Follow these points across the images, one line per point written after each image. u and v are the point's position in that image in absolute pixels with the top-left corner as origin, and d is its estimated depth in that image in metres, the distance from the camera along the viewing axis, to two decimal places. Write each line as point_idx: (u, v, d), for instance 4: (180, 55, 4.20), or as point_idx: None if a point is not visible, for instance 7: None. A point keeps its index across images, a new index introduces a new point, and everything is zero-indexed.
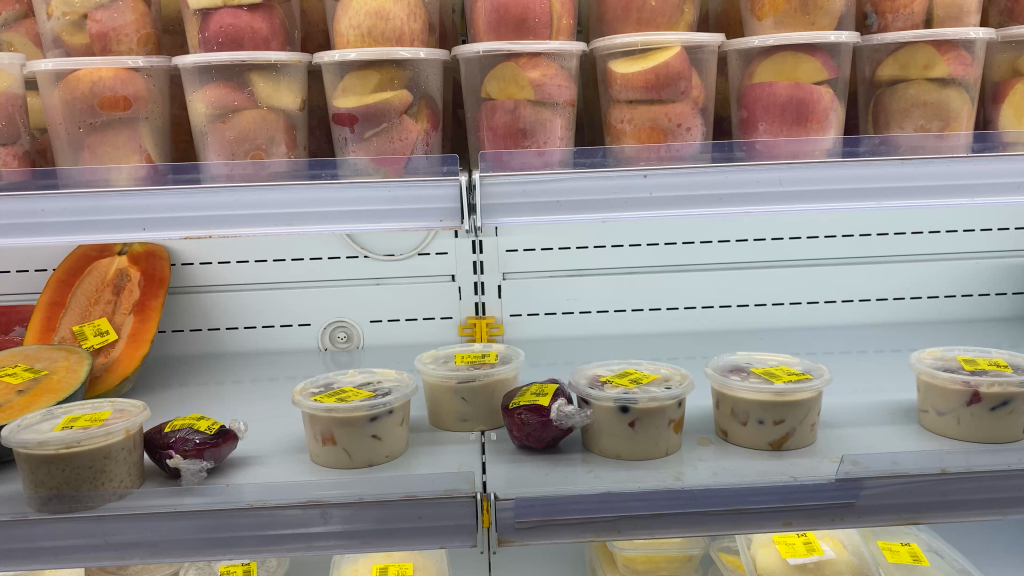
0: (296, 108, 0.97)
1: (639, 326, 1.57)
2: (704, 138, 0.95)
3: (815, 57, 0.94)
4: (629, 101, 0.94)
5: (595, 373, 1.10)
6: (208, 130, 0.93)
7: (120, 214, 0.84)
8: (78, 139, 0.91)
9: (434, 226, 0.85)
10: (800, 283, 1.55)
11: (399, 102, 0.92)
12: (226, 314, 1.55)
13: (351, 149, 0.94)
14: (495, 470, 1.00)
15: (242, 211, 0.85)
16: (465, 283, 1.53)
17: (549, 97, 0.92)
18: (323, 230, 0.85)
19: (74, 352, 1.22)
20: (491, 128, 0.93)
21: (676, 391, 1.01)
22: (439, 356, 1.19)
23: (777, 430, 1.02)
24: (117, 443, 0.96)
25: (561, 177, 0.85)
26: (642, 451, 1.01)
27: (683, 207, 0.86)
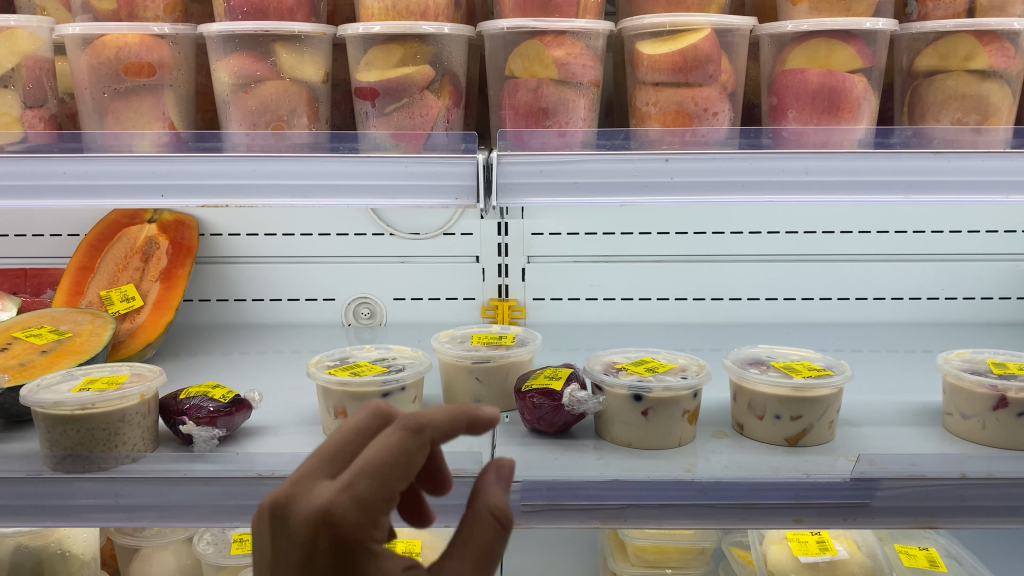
0: (319, 80, 0.96)
1: (663, 315, 1.55)
2: (732, 124, 0.93)
3: (850, 45, 0.91)
4: (655, 84, 0.91)
5: (611, 359, 1.08)
6: (230, 99, 0.93)
7: (138, 178, 0.84)
8: (102, 104, 0.91)
9: (449, 204, 0.84)
10: (832, 279, 1.51)
11: (421, 77, 0.91)
12: (251, 285, 1.56)
13: (372, 123, 0.93)
14: (505, 451, 0.99)
15: (261, 180, 0.85)
16: (489, 265, 1.52)
17: (572, 76, 0.90)
18: (338, 203, 0.85)
19: (98, 316, 1.23)
20: (513, 107, 0.92)
21: (691, 381, 0.99)
22: (456, 336, 1.19)
23: (794, 425, 1.00)
24: (132, 407, 0.97)
25: (581, 158, 0.84)
26: (653, 441, 0.99)
27: (704, 192, 0.84)
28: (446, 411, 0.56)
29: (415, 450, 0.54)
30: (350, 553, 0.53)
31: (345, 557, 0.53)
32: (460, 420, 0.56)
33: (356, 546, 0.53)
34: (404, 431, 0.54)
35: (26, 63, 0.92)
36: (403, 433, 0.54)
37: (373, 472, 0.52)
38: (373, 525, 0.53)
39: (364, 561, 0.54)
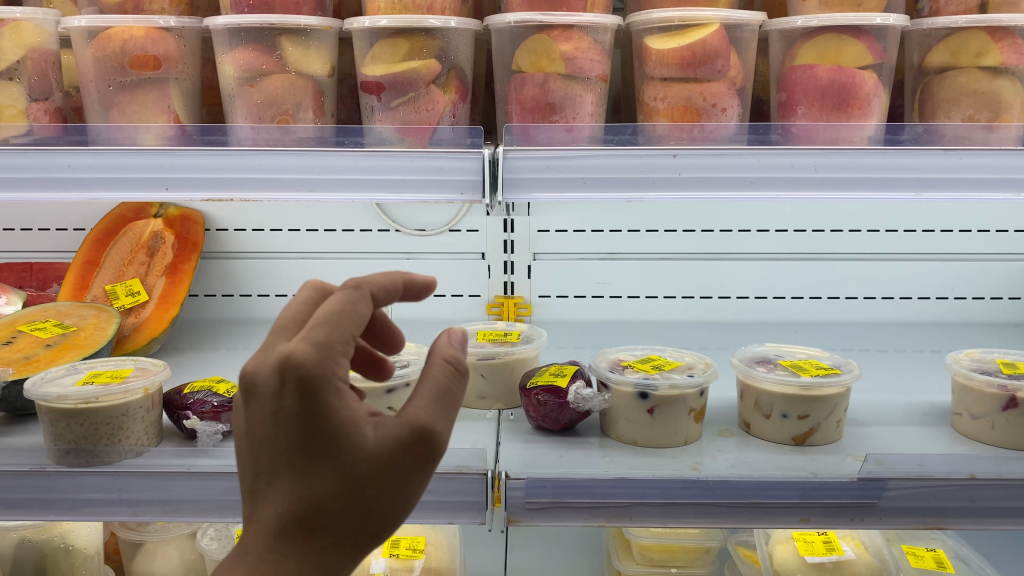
0: (325, 74, 0.95)
1: (670, 313, 1.54)
2: (741, 120, 0.92)
3: (860, 41, 0.91)
4: (663, 79, 0.91)
5: (617, 357, 1.07)
6: (236, 93, 0.92)
7: (142, 172, 0.84)
8: (108, 97, 0.91)
9: (455, 199, 0.84)
10: (840, 279, 1.50)
11: (427, 71, 0.90)
12: (257, 281, 1.56)
13: (377, 118, 0.92)
14: (510, 448, 0.98)
15: (266, 175, 0.84)
16: (494, 262, 1.51)
17: (580, 71, 0.89)
18: (343, 198, 0.84)
19: (103, 310, 1.23)
20: (519, 102, 0.91)
21: (698, 379, 0.98)
22: (461, 333, 1.19)
23: (802, 424, 0.99)
24: (135, 401, 0.97)
25: (588, 153, 0.83)
26: (659, 439, 0.98)
27: (712, 189, 0.83)
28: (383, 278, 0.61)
29: (356, 302, 0.57)
30: (320, 392, 0.53)
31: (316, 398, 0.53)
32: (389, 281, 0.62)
33: (325, 385, 0.53)
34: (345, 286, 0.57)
35: (32, 55, 0.92)
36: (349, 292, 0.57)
37: (330, 317, 0.55)
38: (337, 363, 0.54)
39: (336, 403, 0.54)
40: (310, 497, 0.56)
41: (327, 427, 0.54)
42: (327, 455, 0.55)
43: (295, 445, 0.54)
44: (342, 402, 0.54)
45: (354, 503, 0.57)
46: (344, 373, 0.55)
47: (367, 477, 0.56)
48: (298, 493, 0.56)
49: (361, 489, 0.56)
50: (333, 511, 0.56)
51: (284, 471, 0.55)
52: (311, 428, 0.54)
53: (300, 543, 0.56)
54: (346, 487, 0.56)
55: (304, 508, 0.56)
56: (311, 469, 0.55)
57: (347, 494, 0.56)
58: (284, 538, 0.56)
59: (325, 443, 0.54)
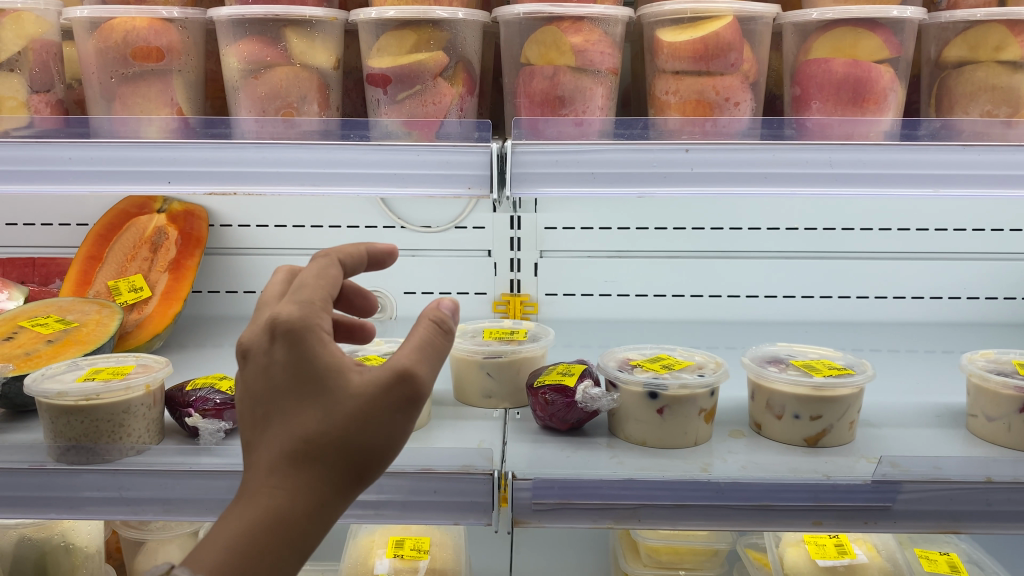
0: (330, 67, 0.94)
1: (678, 312, 1.52)
2: (754, 114, 0.90)
3: (876, 34, 0.88)
4: (675, 72, 0.89)
5: (626, 356, 1.05)
6: (240, 85, 0.91)
7: (144, 165, 0.82)
8: (109, 89, 0.90)
9: (462, 193, 0.82)
10: (850, 278, 1.48)
11: (434, 64, 0.89)
12: (260, 278, 1.54)
13: (383, 111, 0.91)
14: (517, 448, 0.97)
15: (270, 168, 0.83)
16: (501, 259, 1.50)
17: (590, 63, 0.88)
18: (348, 191, 0.83)
19: (106, 306, 1.22)
20: (528, 95, 0.89)
21: (709, 379, 0.96)
22: (467, 331, 1.17)
23: (814, 425, 0.97)
24: (137, 399, 0.95)
25: (598, 148, 0.82)
26: (669, 440, 0.96)
27: (725, 184, 0.82)
28: (352, 248, 0.69)
29: (329, 267, 0.64)
30: (302, 336, 0.58)
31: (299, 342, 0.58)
32: (359, 254, 0.69)
33: (307, 330, 0.59)
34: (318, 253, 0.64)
35: (32, 46, 0.90)
36: (322, 259, 0.65)
37: (308, 278, 0.62)
38: (317, 312, 0.60)
39: (319, 346, 0.59)
40: (302, 436, 0.58)
41: (313, 368, 0.58)
42: (315, 395, 0.58)
43: (286, 389, 0.59)
44: (325, 345, 0.59)
45: (345, 442, 0.58)
46: (324, 321, 0.60)
47: (355, 415, 0.58)
48: (291, 433, 0.58)
49: (350, 426, 0.58)
50: (325, 449, 0.58)
51: (278, 415, 0.59)
52: (298, 370, 0.58)
53: (295, 483, 0.58)
54: (336, 423, 0.58)
55: (296, 448, 0.58)
56: (301, 409, 0.58)
57: (338, 432, 0.58)
58: (278, 477, 0.58)
59: (313, 383, 0.58)
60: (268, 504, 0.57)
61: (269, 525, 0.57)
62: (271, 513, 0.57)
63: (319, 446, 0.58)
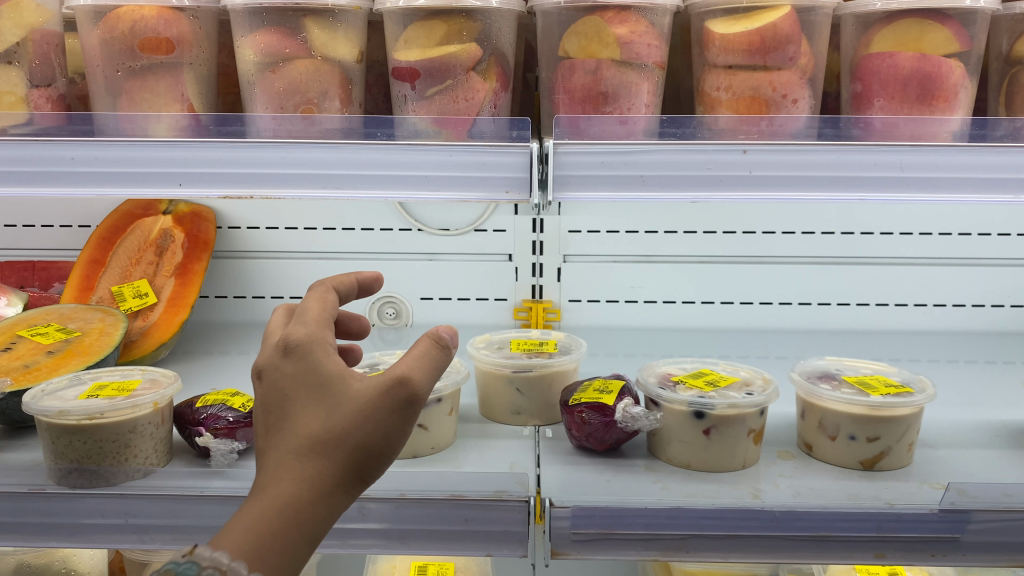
0: (353, 60, 0.86)
1: (707, 320, 1.45)
2: (813, 112, 0.83)
3: (945, 26, 0.81)
4: (728, 66, 0.82)
5: (665, 370, 0.98)
6: (255, 80, 0.84)
7: (153, 165, 0.76)
8: (115, 84, 0.83)
9: (499, 198, 0.76)
10: (888, 284, 1.41)
11: (467, 57, 0.81)
12: (269, 282, 1.47)
13: (410, 108, 0.84)
14: (552, 470, 0.90)
15: (290, 170, 0.76)
16: (522, 264, 1.43)
17: (636, 56, 0.80)
18: (374, 195, 0.76)
19: (109, 313, 1.15)
20: (567, 91, 0.82)
21: (758, 398, 0.89)
22: (493, 341, 1.11)
23: (871, 448, 0.90)
24: (144, 417, 0.88)
25: (647, 148, 0.75)
26: (715, 463, 0.89)
27: (787, 188, 0.75)
28: (344, 278, 0.71)
29: (329, 295, 0.66)
30: (307, 347, 0.59)
31: (304, 351, 0.59)
32: (350, 287, 0.71)
33: (311, 341, 0.59)
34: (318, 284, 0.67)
35: (32, 37, 0.83)
36: (320, 289, 0.67)
37: (310, 303, 0.64)
38: (321, 329, 0.61)
39: (322, 354, 0.59)
40: (306, 434, 0.56)
41: (316, 371, 0.58)
42: (318, 395, 0.57)
43: (291, 392, 0.58)
44: (328, 351, 0.59)
45: (347, 438, 0.56)
46: (327, 336, 0.61)
47: (357, 412, 0.57)
48: (295, 431, 0.57)
49: (352, 422, 0.57)
50: (328, 445, 0.56)
51: (283, 416, 0.58)
52: (302, 374, 0.58)
53: (298, 476, 0.56)
54: (338, 420, 0.56)
55: (300, 444, 0.56)
56: (306, 409, 0.57)
57: (341, 429, 0.56)
58: (281, 472, 0.56)
59: (316, 384, 0.58)
60: (271, 499, 0.55)
61: (272, 518, 0.55)
62: (274, 508, 0.55)
63: (321, 441, 0.56)
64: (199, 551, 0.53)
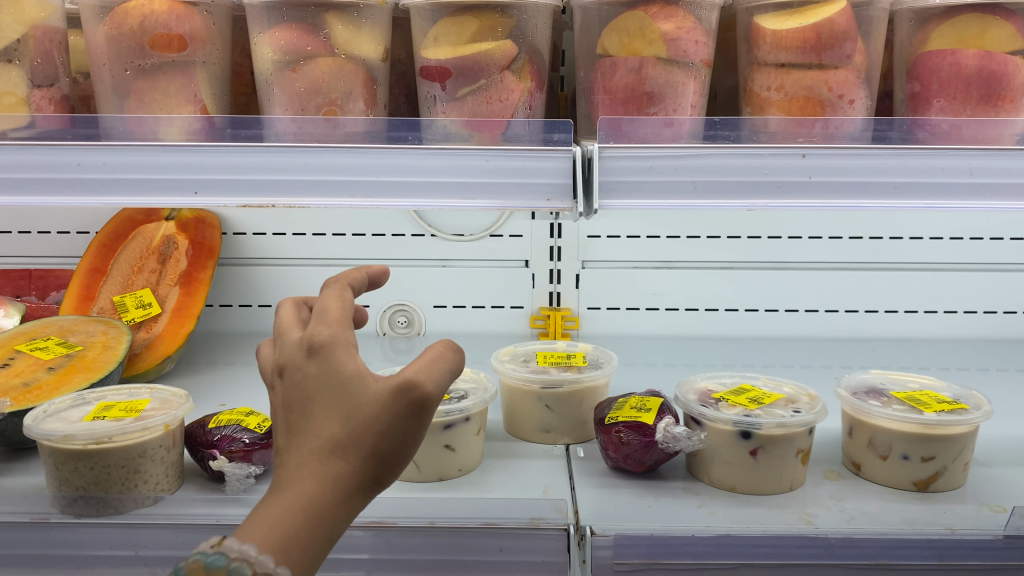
0: (378, 58, 0.81)
1: (731, 328, 1.40)
2: (870, 114, 0.78)
3: (1009, 22, 0.74)
4: (781, 64, 0.77)
5: (705, 386, 0.93)
6: (274, 79, 0.78)
7: (167, 172, 0.70)
8: (123, 84, 0.78)
9: (540, 206, 0.71)
10: (918, 290, 1.36)
11: (501, 55, 0.76)
12: (277, 290, 1.42)
13: (440, 110, 0.79)
14: (588, 493, 0.85)
15: (314, 177, 0.70)
16: (539, 270, 1.38)
17: (683, 54, 0.75)
18: (405, 204, 0.71)
19: (111, 325, 1.10)
20: (608, 92, 0.77)
21: (807, 417, 0.84)
22: (517, 353, 1.06)
23: (925, 468, 0.85)
24: (154, 440, 0.82)
25: (699, 153, 0.70)
26: (762, 486, 0.84)
27: (848, 196, 0.70)
28: (355, 274, 0.63)
29: (347, 291, 0.59)
30: (331, 345, 0.54)
31: (327, 349, 0.54)
32: (362, 282, 0.64)
33: (335, 340, 0.54)
34: (332, 276, 0.59)
35: (33, 34, 0.77)
36: (334, 281, 0.60)
37: (329, 300, 0.57)
38: (344, 328, 0.56)
39: (346, 353, 0.54)
40: (326, 435, 0.52)
41: (339, 371, 0.53)
42: (339, 396, 0.52)
43: (311, 391, 0.53)
44: (351, 350, 0.54)
45: (368, 441, 0.52)
46: (351, 336, 0.55)
47: (379, 415, 0.52)
48: (315, 431, 0.52)
49: (373, 426, 0.52)
50: (349, 448, 0.52)
51: (302, 414, 0.53)
52: (324, 373, 0.53)
53: (318, 478, 0.51)
54: (360, 424, 0.52)
55: (320, 445, 0.52)
56: (327, 409, 0.52)
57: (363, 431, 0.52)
58: (300, 473, 0.51)
59: (338, 384, 0.53)
60: (289, 501, 0.51)
61: (290, 522, 0.50)
62: (292, 510, 0.51)
63: (342, 442, 0.52)
64: (228, 543, 0.50)
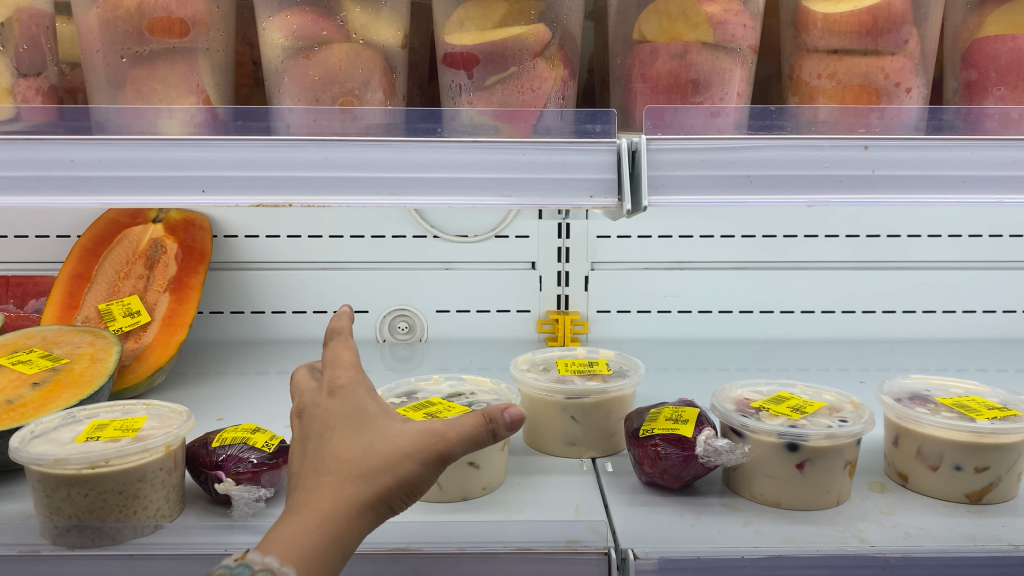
0: (396, 44, 0.75)
1: (745, 331, 1.36)
2: (926, 102, 0.73)
3: None
4: (833, 51, 0.72)
5: (741, 396, 0.88)
6: (284, 68, 0.72)
7: (170, 168, 0.63)
8: (119, 73, 0.71)
9: (581, 203, 0.65)
10: (937, 290, 1.32)
11: (534, 40, 0.70)
12: (271, 296, 1.35)
13: (466, 100, 0.73)
14: (625, 512, 0.79)
15: (333, 173, 0.64)
16: (547, 272, 1.32)
17: (731, 39, 0.70)
18: (433, 202, 0.64)
19: (99, 336, 1.02)
20: (648, 80, 0.72)
21: (856, 427, 0.79)
22: (536, 361, 1.00)
23: (980, 479, 0.80)
24: (154, 463, 0.75)
25: (755, 145, 0.65)
26: (809, 501, 0.79)
27: (913, 190, 0.65)
28: (341, 316, 0.67)
29: (350, 342, 0.65)
30: (349, 387, 0.59)
31: (347, 390, 0.59)
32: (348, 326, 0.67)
33: (353, 384, 0.59)
34: (336, 329, 0.65)
35: (19, 17, 0.70)
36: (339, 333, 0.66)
37: (339, 352, 0.63)
38: (359, 375, 0.61)
39: (365, 395, 0.59)
40: (348, 460, 0.54)
41: (358, 410, 0.57)
42: (359, 428, 0.56)
43: (331, 424, 0.57)
44: (371, 393, 0.59)
45: (388, 470, 0.54)
46: (366, 381, 0.61)
47: (401, 447, 0.55)
48: (334, 456, 0.55)
49: (392, 454, 0.55)
50: (368, 472, 0.54)
51: (322, 442, 0.56)
52: (344, 409, 0.57)
53: (336, 498, 0.53)
54: (381, 451, 0.55)
55: (340, 469, 0.54)
56: (346, 437, 0.56)
57: (383, 459, 0.55)
58: (319, 493, 0.53)
59: (357, 419, 0.57)
60: (307, 516, 0.52)
61: (309, 534, 0.52)
62: (310, 525, 0.52)
63: (363, 466, 0.54)
64: (252, 555, 0.51)
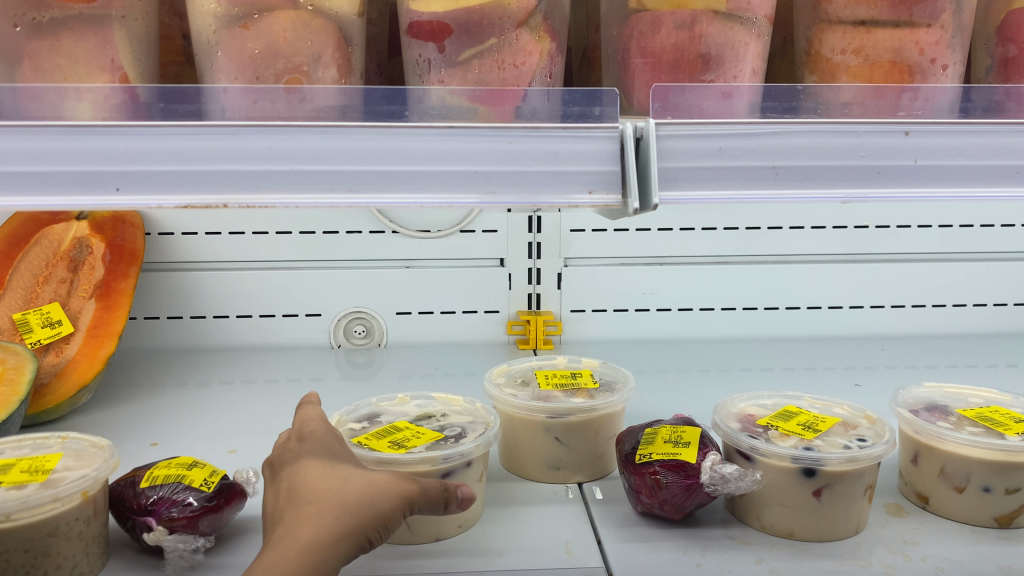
0: (352, 12, 0.63)
1: (726, 329, 1.28)
2: (960, 81, 0.64)
3: None
4: (859, 22, 0.63)
5: (746, 413, 0.80)
6: (217, 40, 0.60)
7: (74, 161, 0.51)
8: (12, 44, 0.58)
9: (579, 201, 0.55)
10: (926, 283, 1.26)
11: (518, 7, 0.59)
12: (214, 299, 1.22)
13: (435, 78, 0.62)
14: (622, 549, 0.70)
15: (277, 166, 0.52)
16: (517, 270, 1.22)
17: (744, 7, 0.60)
18: (400, 199, 0.53)
19: (9, 352, 0.89)
20: (649, 55, 0.62)
21: (878, 449, 0.71)
22: (513, 373, 0.90)
23: (1009, 501, 0.72)
24: (67, 513, 0.62)
25: (780, 131, 0.55)
26: (828, 530, 0.70)
27: (962, 183, 0.56)
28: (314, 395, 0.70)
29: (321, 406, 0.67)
30: (320, 435, 0.60)
31: (317, 438, 0.60)
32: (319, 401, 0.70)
33: (324, 432, 0.60)
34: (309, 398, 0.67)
35: None
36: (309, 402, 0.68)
37: (309, 413, 0.64)
38: (330, 430, 0.62)
39: (335, 444, 0.59)
40: (326, 491, 0.53)
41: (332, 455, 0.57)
42: (334, 469, 0.55)
43: (305, 464, 0.56)
44: (340, 447, 0.59)
45: (368, 500, 0.53)
46: (337, 436, 0.62)
47: (378, 484, 0.54)
48: (312, 488, 0.53)
49: (371, 487, 0.54)
50: (351, 498, 0.52)
51: (299, 478, 0.54)
52: (317, 456, 0.57)
53: (321, 521, 0.50)
54: (360, 485, 0.54)
55: (319, 498, 0.52)
56: (323, 472, 0.55)
57: (363, 492, 0.53)
58: (301, 518, 0.50)
59: (331, 464, 0.56)
60: (294, 534, 0.49)
61: (297, 550, 0.48)
62: (297, 542, 0.48)
63: (343, 495, 0.52)
64: None
